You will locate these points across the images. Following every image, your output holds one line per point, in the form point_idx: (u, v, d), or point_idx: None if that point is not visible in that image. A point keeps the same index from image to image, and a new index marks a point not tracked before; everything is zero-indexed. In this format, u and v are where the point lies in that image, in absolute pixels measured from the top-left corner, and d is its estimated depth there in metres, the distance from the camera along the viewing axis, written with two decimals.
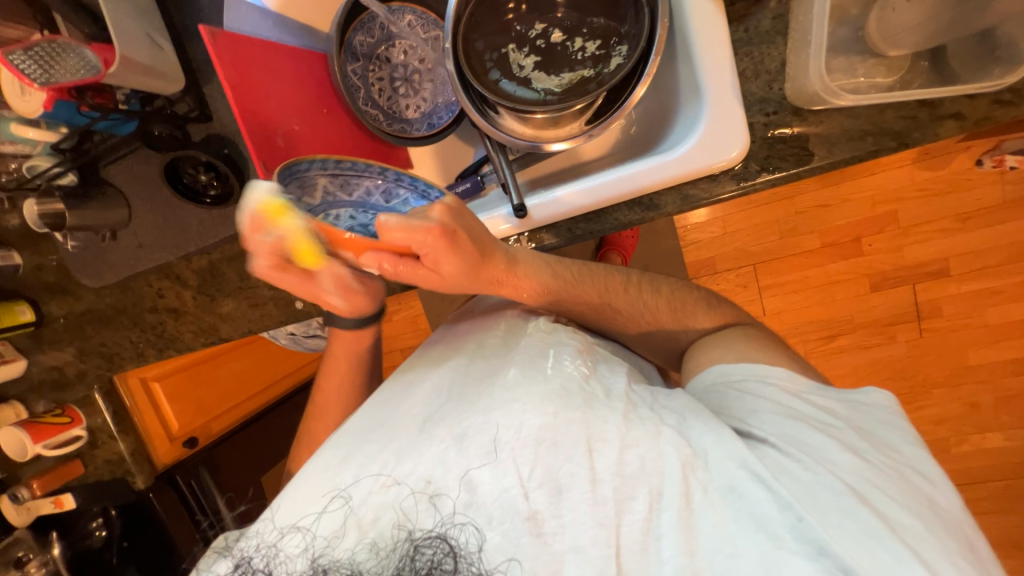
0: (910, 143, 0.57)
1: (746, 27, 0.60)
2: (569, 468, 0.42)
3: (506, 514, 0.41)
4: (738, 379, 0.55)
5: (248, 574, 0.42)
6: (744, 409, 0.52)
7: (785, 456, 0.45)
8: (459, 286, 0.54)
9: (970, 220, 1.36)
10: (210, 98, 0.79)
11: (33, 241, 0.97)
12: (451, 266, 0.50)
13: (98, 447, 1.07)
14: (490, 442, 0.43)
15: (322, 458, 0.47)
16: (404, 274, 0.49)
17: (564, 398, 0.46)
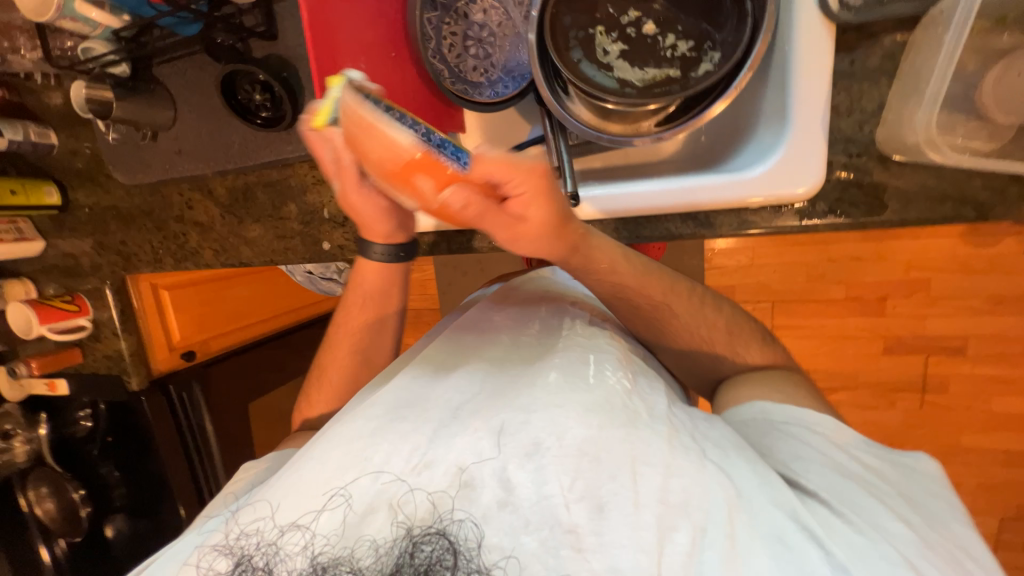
0: (989, 217, 0.55)
1: (852, 59, 0.56)
2: (612, 486, 0.38)
3: (546, 522, 0.37)
4: (783, 423, 0.52)
5: (248, 573, 0.38)
6: (789, 453, 0.49)
7: (837, 516, 0.42)
8: (537, 248, 0.50)
9: (999, 305, 1.33)
10: (279, 16, 0.75)
11: (70, 124, 0.95)
12: (537, 213, 0.46)
13: (99, 341, 1.10)
14: (530, 444, 0.40)
15: (337, 438, 0.42)
16: (489, 213, 0.44)
17: (609, 411, 0.42)
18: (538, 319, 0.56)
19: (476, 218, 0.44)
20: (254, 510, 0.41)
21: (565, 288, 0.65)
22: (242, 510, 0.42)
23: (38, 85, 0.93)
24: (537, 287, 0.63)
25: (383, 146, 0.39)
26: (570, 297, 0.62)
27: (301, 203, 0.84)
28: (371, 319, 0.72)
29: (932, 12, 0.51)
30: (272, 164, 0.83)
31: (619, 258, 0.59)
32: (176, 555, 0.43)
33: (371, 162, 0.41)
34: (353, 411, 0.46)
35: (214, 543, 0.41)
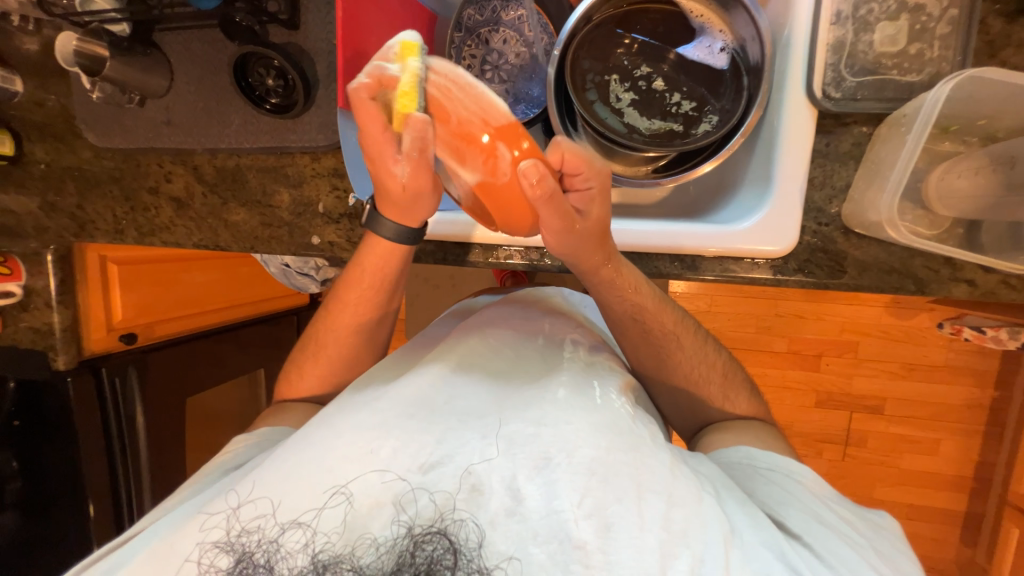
0: (926, 291, 0.64)
1: (828, 142, 0.65)
2: (619, 508, 0.39)
3: (556, 536, 0.39)
4: (768, 470, 0.53)
5: (250, 570, 0.39)
6: (771, 496, 0.50)
7: (820, 561, 0.42)
8: (576, 251, 0.53)
9: (913, 371, 1.50)
10: (304, 7, 0.75)
11: (39, 73, 0.88)
12: (595, 213, 0.51)
13: (26, 311, 0.97)
14: (541, 457, 0.42)
15: (342, 425, 0.44)
16: (554, 198, 0.47)
17: (616, 434, 0.44)
18: (541, 333, 0.60)
19: (540, 199, 0.46)
20: (254, 507, 0.41)
21: (568, 308, 0.69)
22: (241, 508, 0.42)
23: (12, 27, 0.86)
24: (540, 304, 0.67)
25: (478, 106, 0.45)
26: (570, 326, 0.63)
27: (295, 193, 0.82)
28: (366, 311, 0.68)
29: (896, 113, 0.60)
30: (269, 149, 0.81)
31: (642, 288, 0.60)
32: (158, 548, 0.42)
33: (458, 119, 0.45)
34: (358, 402, 0.47)
35: (214, 540, 0.41)
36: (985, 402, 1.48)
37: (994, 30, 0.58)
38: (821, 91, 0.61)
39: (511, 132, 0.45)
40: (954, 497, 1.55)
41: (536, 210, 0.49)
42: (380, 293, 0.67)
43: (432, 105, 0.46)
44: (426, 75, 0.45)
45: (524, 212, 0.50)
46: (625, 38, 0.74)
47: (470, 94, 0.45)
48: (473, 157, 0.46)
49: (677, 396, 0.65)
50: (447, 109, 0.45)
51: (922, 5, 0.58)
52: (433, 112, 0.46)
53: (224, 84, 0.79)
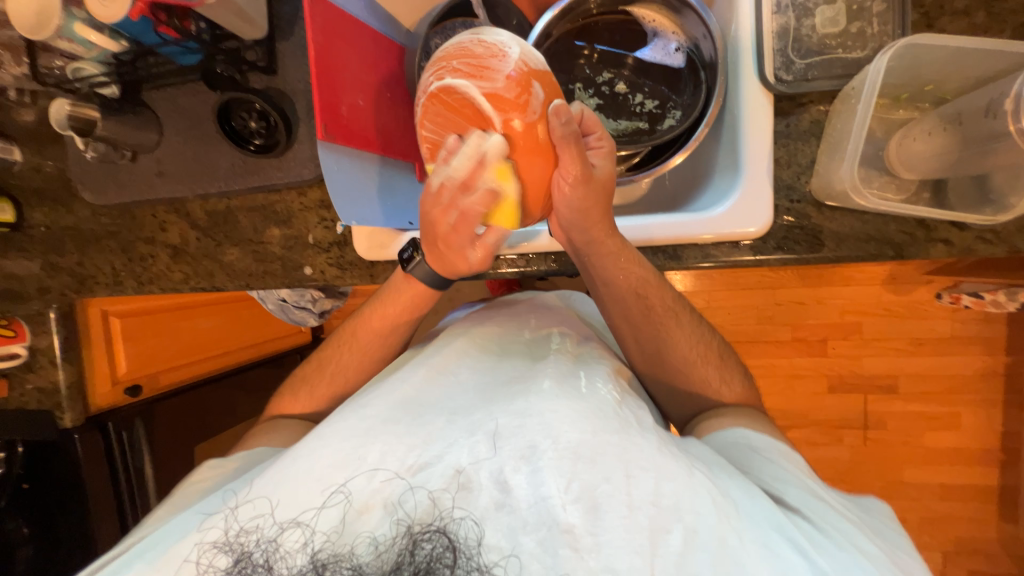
0: (905, 255, 0.64)
1: (787, 123, 0.66)
2: (607, 487, 0.39)
3: (544, 522, 0.39)
4: (763, 450, 0.53)
5: (249, 569, 0.40)
6: (769, 475, 0.49)
7: (819, 531, 0.42)
8: (587, 208, 0.57)
9: (921, 345, 1.48)
10: (282, 54, 0.79)
11: (38, 141, 0.92)
12: (605, 171, 0.57)
13: (32, 371, 0.98)
14: (526, 448, 0.41)
15: (334, 434, 0.45)
16: (577, 137, 0.52)
17: (599, 419, 0.44)
18: (527, 329, 0.61)
19: (565, 137, 0.51)
20: (254, 507, 0.43)
21: (560, 304, 0.71)
22: (241, 507, 0.43)
23: (11, 102, 0.92)
24: (535, 303, 0.68)
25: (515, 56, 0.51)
26: (556, 322, 0.64)
27: (286, 228, 0.85)
28: (384, 329, 0.69)
29: (845, 88, 0.62)
30: (257, 189, 0.84)
31: (644, 263, 0.63)
32: (154, 561, 0.42)
33: (500, 68, 0.50)
34: (347, 409, 0.48)
35: (213, 540, 0.42)
36: (998, 369, 1.46)
37: (927, 2, 0.61)
38: (774, 75, 0.64)
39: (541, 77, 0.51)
40: (983, 471, 1.51)
41: (557, 156, 0.52)
42: (403, 314, 0.69)
43: (498, 71, 0.50)
44: (499, 48, 0.51)
45: (543, 163, 0.52)
46: (585, 48, 0.79)
47: (529, 61, 0.52)
48: (513, 106, 0.49)
49: (676, 383, 0.65)
50: (501, 70, 0.50)
51: None
52: (484, 71, 0.50)
53: (209, 131, 0.83)
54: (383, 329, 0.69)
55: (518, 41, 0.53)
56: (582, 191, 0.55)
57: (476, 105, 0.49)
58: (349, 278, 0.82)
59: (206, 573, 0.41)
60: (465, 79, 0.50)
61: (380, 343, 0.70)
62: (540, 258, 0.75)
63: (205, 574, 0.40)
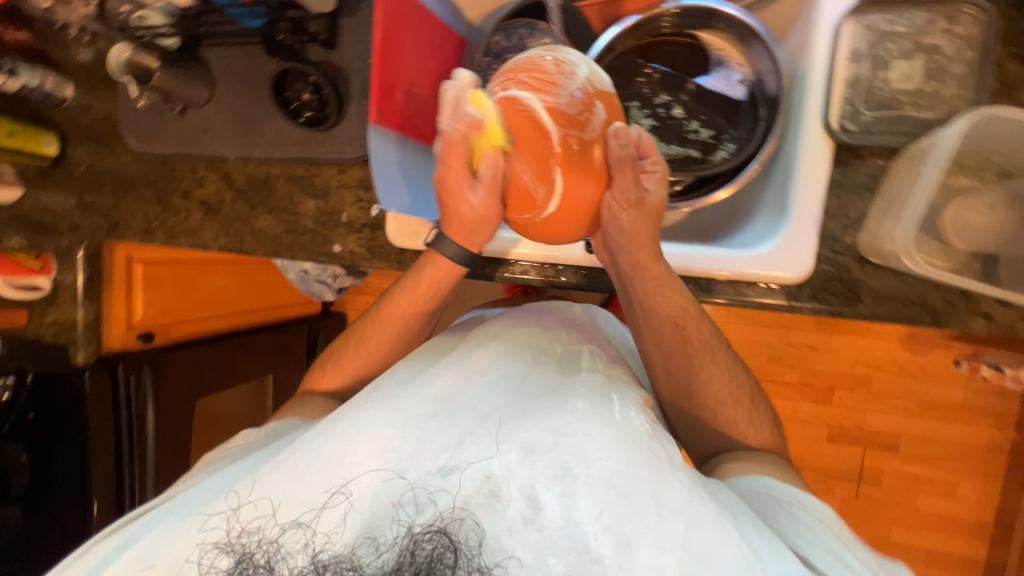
0: (942, 324, 0.63)
1: (843, 173, 0.65)
2: (638, 523, 0.39)
3: (574, 547, 0.39)
4: (785, 502, 0.52)
5: (250, 569, 0.41)
6: (792, 529, 0.49)
7: None
8: (635, 229, 0.59)
9: (929, 409, 1.46)
10: (343, 29, 0.79)
11: (90, 80, 0.93)
12: (657, 195, 0.60)
13: (52, 305, 1.02)
14: (559, 467, 0.41)
15: (370, 420, 0.45)
16: (631, 162, 0.56)
17: (634, 448, 0.44)
18: (558, 342, 0.60)
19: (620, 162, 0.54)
20: (255, 508, 0.43)
21: (586, 318, 0.71)
22: (241, 509, 0.43)
23: (69, 39, 0.93)
24: (561, 316, 0.67)
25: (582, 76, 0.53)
26: (585, 338, 0.63)
27: (321, 202, 0.85)
28: (412, 315, 0.69)
29: (912, 147, 0.61)
30: (298, 159, 0.84)
31: (684, 292, 0.63)
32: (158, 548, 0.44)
33: (565, 84, 0.52)
34: (380, 397, 0.48)
35: (215, 541, 0.42)
36: (1004, 444, 1.44)
37: (1009, 73, 0.61)
38: (838, 124, 0.63)
39: (603, 99, 0.54)
40: (973, 544, 1.49)
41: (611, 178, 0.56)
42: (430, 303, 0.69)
43: (563, 86, 0.52)
44: (566, 65, 0.53)
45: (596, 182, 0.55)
46: (647, 68, 0.78)
47: (594, 83, 0.54)
48: (574, 125, 0.52)
49: (690, 416, 0.64)
50: (567, 88, 0.52)
51: (937, 46, 0.61)
52: (551, 87, 0.51)
53: (260, 96, 0.83)
54: (409, 318, 0.69)
55: (586, 61, 0.55)
56: (630, 214, 0.59)
57: (538, 119, 0.51)
58: (376, 262, 0.82)
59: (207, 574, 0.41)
60: (530, 91, 0.51)
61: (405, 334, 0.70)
62: (570, 271, 0.74)
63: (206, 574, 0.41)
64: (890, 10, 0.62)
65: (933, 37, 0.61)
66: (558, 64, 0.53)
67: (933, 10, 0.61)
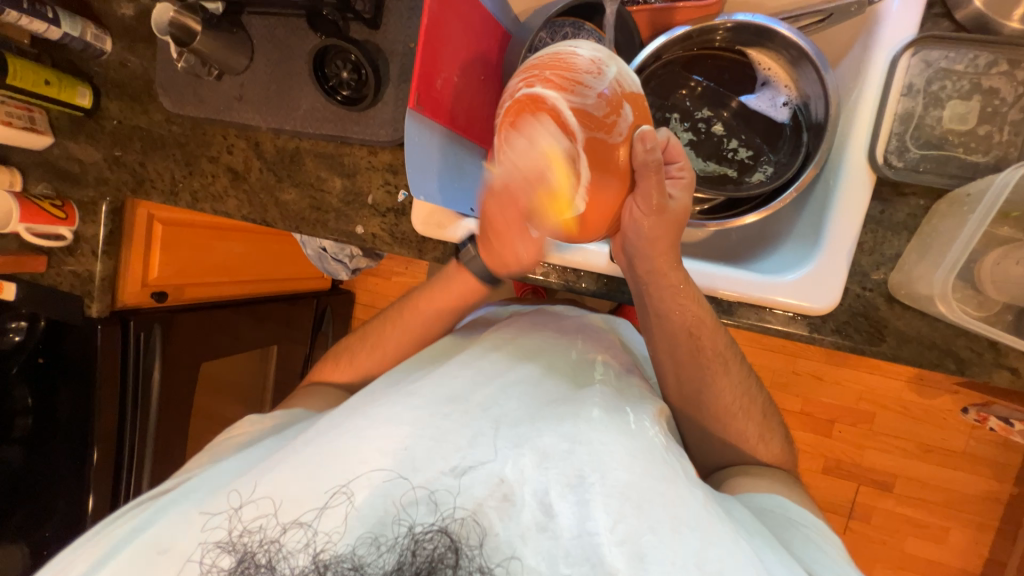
0: (965, 373, 0.62)
1: (882, 209, 0.64)
2: (652, 538, 0.39)
3: (586, 558, 0.39)
4: (801, 524, 0.52)
5: (251, 569, 0.41)
6: (807, 555, 0.48)
7: None
8: (655, 236, 0.58)
9: (929, 453, 1.45)
10: (389, 11, 0.78)
11: (130, 36, 0.93)
12: (680, 202, 0.59)
13: (72, 255, 1.00)
14: (573, 476, 0.42)
15: (380, 416, 0.45)
16: (658, 166, 0.53)
17: (649, 461, 0.43)
18: (574, 349, 0.59)
19: (647, 166, 0.52)
20: (256, 507, 0.43)
21: (604, 326, 0.70)
22: (243, 508, 0.43)
23: None
24: (578, 321, 0.67)
25: (609, 76, 0.50)
26: (600, 345, 0.62)
27: (347, 182, 0.85)
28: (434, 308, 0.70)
29: (957, 191, 0.60)
30: (329, 136, 0.83)
31: (701, 300, 0.62)
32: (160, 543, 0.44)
33: (592, 83, 0.48)
34: (394, 393, 0.48)
35: (216, 540, 0.43)
36: (1001, 497, 1.42)
37: None
38: (884, 158, 0.62)
39: (631, 102, 0.50)
40: None
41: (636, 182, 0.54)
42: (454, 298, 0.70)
43: (590, 85, 0.48)
44: (594, 64, 0.49)
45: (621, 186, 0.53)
46: (691, 81, 0.77)
47: (623, 83, 0.50)
48: (599, 127, 0.48)
49: (698, 435, 0.64)
50: (595, 88, 0.48)
51: (995, 89, 0.59)
52: (577, 87, 0.48)
53: (298, 69, 0.83)
54: (434, 312, 0.70)
55: (614, 60, 0.51)
56: (651, 220, 0.57)
57: (562, 117, 0.47)
58: (397, 248, 0.82)
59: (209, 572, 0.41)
60: (555, 90, 0.48)
61: (423, 328, 0.70)
62: (590, 277, 0.73)
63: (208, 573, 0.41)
64: (952, 48, 0.60)
65: (992, 79, 0.59)
66: (586, 61, 0.49)
67: (996, 51, 0.59)
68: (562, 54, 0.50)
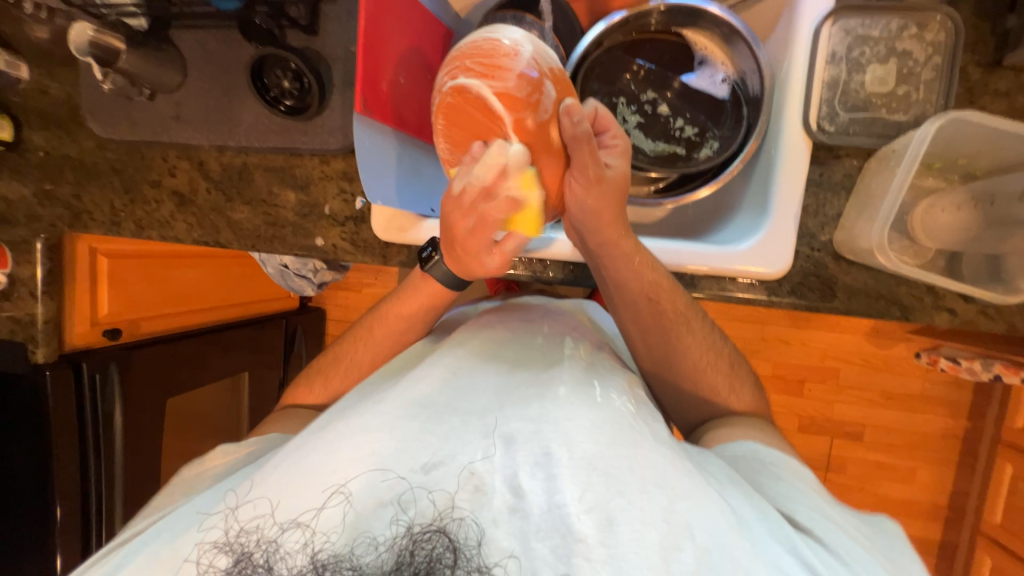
0: (911, 318, 0.66)
1: (821, 172, 0.68)
2: (621, 501, 0.40)
3: (558, 530, 0.39)
4: (771, 464, 0.54)
5: (248, 570, 0.39)
6: (778, 492, 0.50)
7: (830, 554, 0.43)
8: (602, 208, 0.56)
9: (891, 399, 1.54)
10: (325, 16, 0.76)
11: (48, 61, 0.88)
12: (621, 168, 0.56)
13: (8, 301, 0.93)
14: (540, 453, 0.42)
15: (348, 426, 0.45)
16: (588, 136, 0.51)
17: (615, 430, 0.44)
18: (540, 333, 0.60)
19: (577, 137, 0.51)
20: (254, 507, 0.42)
21: (573, 311, 0.71)
22: (240, 508, 0.43)
23: (24, 15, 0.87)
24: (547, 308, 0.69)
25: (526, 54, 0.50)
26: (568, 328, 0.64)
27: (302, 194, 0.82)
28: (409, 320, 0.69)
29: (884, 148, 0.64)
30: (278, 150, 0.81)
31: (657, 267, 0.63)
32: (159, 554, 0.43)
33: (507, 64, 0.49)
34: (358, 404, 0.48)
35: (214, 540, 0.42)
36: (958, 432, 1.53)
37: (973, 77, 0.64)
38: (816, 124, 0.65)
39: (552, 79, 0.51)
40: (928, 525, 1.58)
41: (570, 156, 0.53)
42: (428, 308, 0.68)
43: (507, 67, 0.49)
44: (510, 46, 0.50)
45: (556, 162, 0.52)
46: (633, 65, 0.79)
47: (543, 61, 0.51)
48: (523, 106, 0.49)
49: (676, 405, 0.66)
50: (513, 70, 0.49)
51: (908, 51, 0.64)
52: (496, 72, 0.49)
53: (236, 82, 0.80)
54: (407, 321, 0.69)
55: (531, 38, 0.52)
56: (595, 193, 0.55)
57: (488, 105, 0.49)
58: (361, 257, 0.81)
59: (206, 573, 0.40)
60: (477, 79, 0.50)
61: (401, 336, 0.70)
62: (557, 265, 0.74)
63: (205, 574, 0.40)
64: (868, 15, 0.64)
65: (904, 42, 0.64)
66: (500, 44, 0.50)
67: (906, 16, 0.63)
68: (482, 43, 0.52)
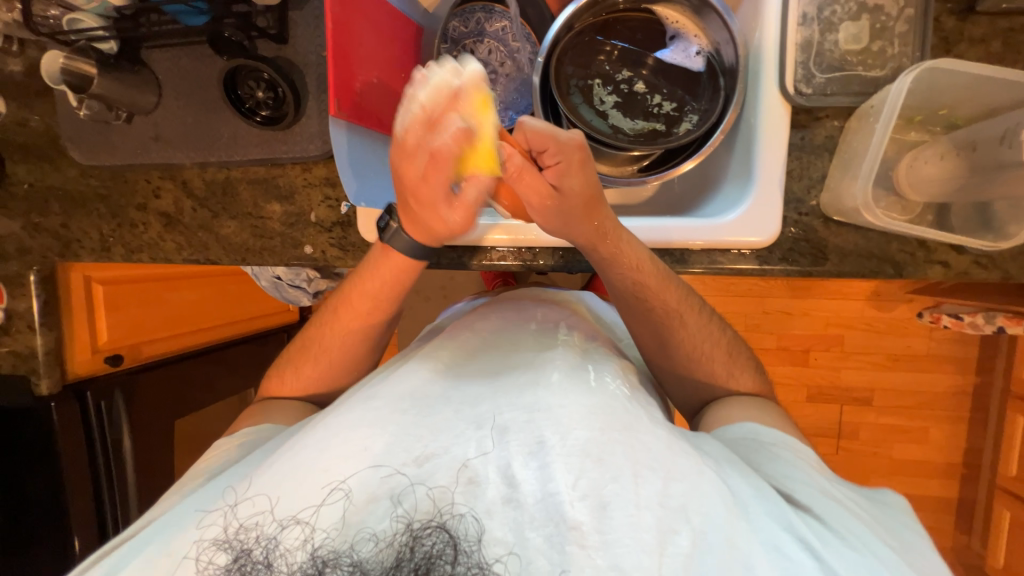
0: (904, 274, 0.66)
1: (802, 136, 0.67)
2: (615, 487, 0.39)
3: (551, 519, 0.39)
4: (772, 446, 0.54)
5: (248, 567, 0.40)
6: (780, 472, 0.50)
7: (826, 528, 0.43)
8: (565, 223, 0.57)
9: (898, 361, 1.53)
10: (294, 23, 0.76)
11: (23, 94, 0.88)
12: (572, 187, 0.53)
13: (9, 335, 0.93)
14: (533, 443, 0.42)
15: (339, 424, 0.45)
16: (520, 171, 0.51)
17: (609, 415, 0.44)
18: (533, 322, 0.60)
19: (510, 174, 0.51)
20: (253, 504, 0.42)
21: (567, 300, 0.72)
22: (240, 505, 0.43)
23: None
24: (538, 298, 0.68)
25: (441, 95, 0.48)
26: (562, 316, 0.64)
27: (287, 204, 0.82)
28: (370, 306, 0.67)
29: (862, 106, 0.64)
30: (259, 161, 0.81)
31: (640, 247, 0.61)
32: (158, 550, 0.43)
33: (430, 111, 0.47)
34: (354, 400, 0.48)
35: (213, 537, 0.42)
36: (968, 389, 1.52)
37: (947, 26, 0.63)
38: (794, 87, 0.65)
39: None
40: (944, 484, 1.58)
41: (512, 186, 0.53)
42: (387, 290, 0.67)
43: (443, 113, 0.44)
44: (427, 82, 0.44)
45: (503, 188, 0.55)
46: (605, 45, 0.78)
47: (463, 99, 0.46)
48: None
49: (678, 378, 0.66)
50: None
51: (880, 5, 0.63)
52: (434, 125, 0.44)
53: (211, 97, 0.80)
54: (367, 306, 0.67)
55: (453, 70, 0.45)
56: (548, 213, 0.56)
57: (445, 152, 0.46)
58: (349, 261, 0.80)
59: (206, 570, 0.40)
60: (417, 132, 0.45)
61: (364, 321, 0.68)
62: (546, 252, 0.74)
63: (204, 571, 0.40)
64: None
65: None
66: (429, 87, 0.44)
67: None
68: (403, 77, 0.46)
